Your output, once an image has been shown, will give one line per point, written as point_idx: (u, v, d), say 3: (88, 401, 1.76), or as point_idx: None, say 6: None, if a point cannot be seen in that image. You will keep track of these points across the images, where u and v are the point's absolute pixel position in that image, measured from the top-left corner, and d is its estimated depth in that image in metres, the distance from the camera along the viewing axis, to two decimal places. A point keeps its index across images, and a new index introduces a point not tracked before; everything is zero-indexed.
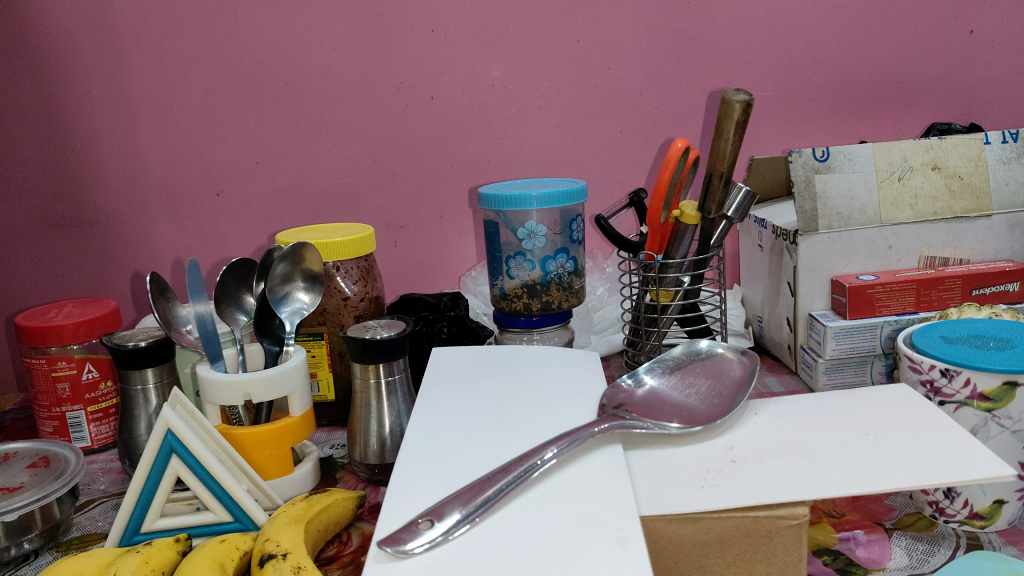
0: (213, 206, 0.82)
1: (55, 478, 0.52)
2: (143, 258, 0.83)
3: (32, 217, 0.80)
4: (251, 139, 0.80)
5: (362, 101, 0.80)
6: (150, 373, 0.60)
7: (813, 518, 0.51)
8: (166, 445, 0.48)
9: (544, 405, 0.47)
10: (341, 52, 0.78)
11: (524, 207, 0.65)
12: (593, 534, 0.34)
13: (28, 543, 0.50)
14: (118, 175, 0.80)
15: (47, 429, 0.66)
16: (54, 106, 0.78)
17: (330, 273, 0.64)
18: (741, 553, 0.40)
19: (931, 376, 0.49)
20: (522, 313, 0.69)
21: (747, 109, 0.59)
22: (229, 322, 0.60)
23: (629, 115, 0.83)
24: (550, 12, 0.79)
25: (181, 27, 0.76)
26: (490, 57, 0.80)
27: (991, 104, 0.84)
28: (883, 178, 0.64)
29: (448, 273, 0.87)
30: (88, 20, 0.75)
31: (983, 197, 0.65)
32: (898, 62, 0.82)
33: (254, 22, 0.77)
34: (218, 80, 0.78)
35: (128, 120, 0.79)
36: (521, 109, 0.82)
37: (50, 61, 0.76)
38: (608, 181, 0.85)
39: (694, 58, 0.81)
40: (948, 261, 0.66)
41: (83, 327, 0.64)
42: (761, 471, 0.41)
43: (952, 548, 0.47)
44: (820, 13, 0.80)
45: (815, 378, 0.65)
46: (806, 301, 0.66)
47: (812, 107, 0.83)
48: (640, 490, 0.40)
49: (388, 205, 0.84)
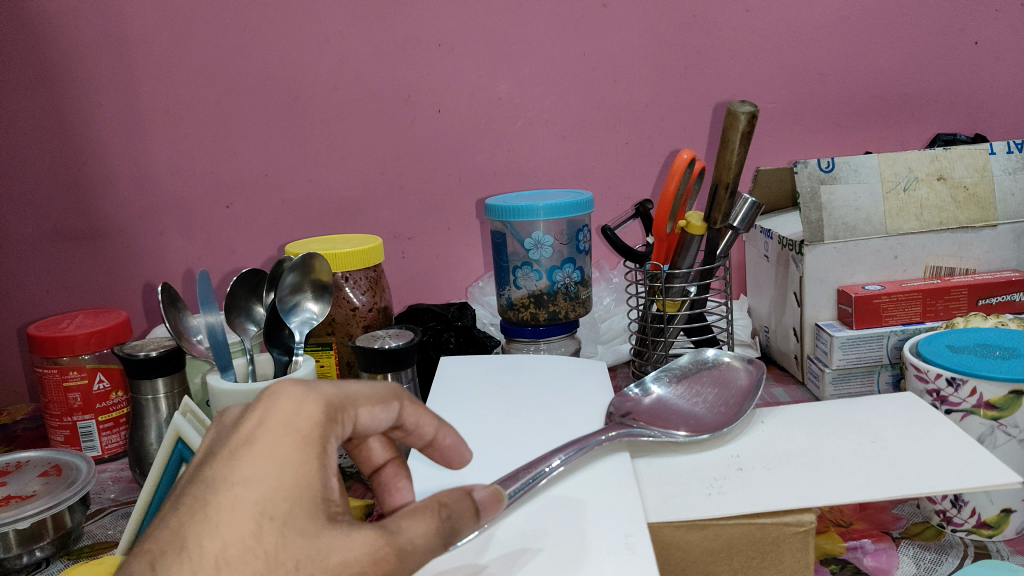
0: (223, 218, 0.83)
1: (67, 487, 0.52)
2: (154, 269, 0.84)
3: (44, 229, 0.82)
4: (261, 152, 0.81)
5: (370, 114, 0.81)
6: (161, 382, 0.61)
7: (820, 527, 0.51)
8: (176, 453, 0.48)
9: (549, 415, 0.48)
10: (351, 66, 0.80)
11: (531, 217, 0.65)
12: (598, 540, 0.34)
13: (39, 550, 0.51)
14: (128, 187, 0.81)
15: (59, 438, 0.66)
16: (66, 120, 0.79)
17: (339, 283, 0.65)
18: (747, 560, 0.40)
19: (937, 385, 0.49)
20: (528, 323, 0.69)
21: (752, 121, 0.60)
22: (238, 332, 0.60)
23: (635, 127, 0.83)
24: (557, 26, 0.80)
25: (192, 44, 0.77)
26: (498, 71, 0.81)
27: (996, 115, 0.84)
28: (889, 189, 0.64)
29: (455, 284, 0.88)
30: (101, 36, 0.77)
31: (989, 207, 0.65)
32: (903, 74, 0.82)
33: (265, 37, 0.78)
34: (229, 95, 0.79)
35: (140, 134, 0.80)
36: (528, 122, 0.83)
37: (63, 75, 0.77)
38: (613, 192, 0.86)
39: (699, 70, 0.82)
40: (955, 271, 0.66)
41: (95, 337, 0.65)
42: (767, 478, 0.41)
43: (960, 557, 0.47)
44: (824, 26, 0.81)
45: (822, 388, 0.65)
46: (813, 311, 0.66)
47: (817, 119, 0.84)
48: (647, 497, 0.41)
49: (396, 217, 0.85)
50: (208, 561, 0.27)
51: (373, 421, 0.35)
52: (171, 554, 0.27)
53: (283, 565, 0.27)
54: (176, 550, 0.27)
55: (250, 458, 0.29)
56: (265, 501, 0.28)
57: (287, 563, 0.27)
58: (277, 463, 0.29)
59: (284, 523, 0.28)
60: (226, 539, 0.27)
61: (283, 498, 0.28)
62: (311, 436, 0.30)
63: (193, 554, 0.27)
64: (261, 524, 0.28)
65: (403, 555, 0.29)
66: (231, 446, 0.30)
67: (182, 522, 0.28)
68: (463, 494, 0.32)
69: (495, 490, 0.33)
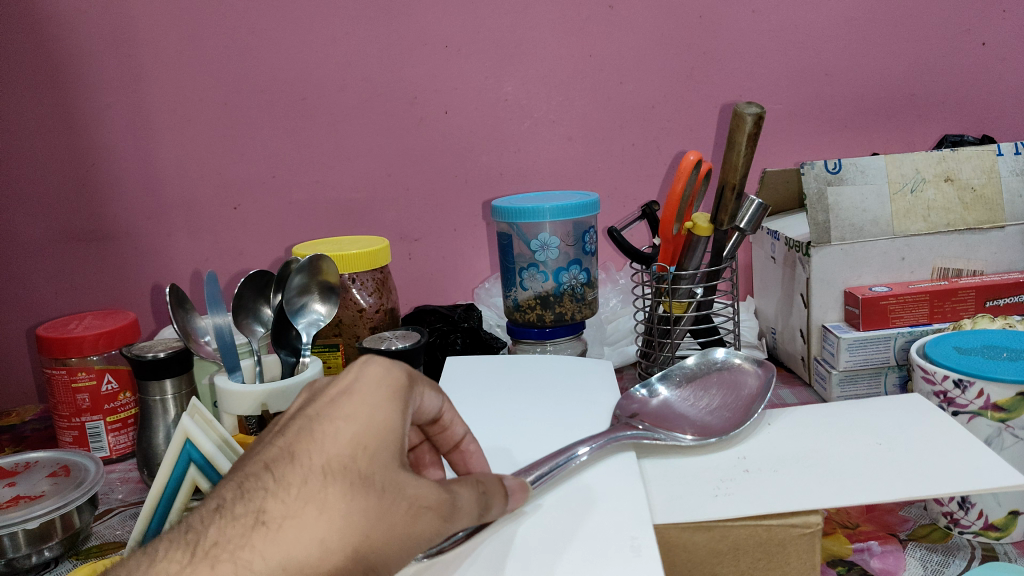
0: (230, 220, 0.84)
1: (75, 487, 0.53)
2: (162, 270, 0.85)
3: (53, 230, 0.82)
4: (268, 154, 0.82)
5: (377, 116, 0.82)
6: (168, 384, 0.61)
7: (827, 529, 0.51)
8: (183, 455, 0.48)
9: (555, 416, 0.48)
10: (358, 67, 0.80)
11: (536, 219, 0.65)
12: (605, 543, 0.34)
13: (48, 550, 0.51)
14: (137, 188, 0.82)
15: (67, 439, 0.67)
16: (75, 121, 0.79)
17: (346, 285, 0.65)
18: (754, 560, 0.39)
19: (945, 387, 0.49)
20: (534, 325, 0.70)
21: (759, 122, 0.60)
22: (246, 333, 0.61)
23: (640, 128, 0.83)
24: (563, 27, 0.80)
25: (200, 45, 0.78)
26: (504, 72, 0.81)
27: (1004, 116, 0.84)
28: (896, 190, 0.64)
29: (462, 285, 0.89)
30: (110, 38, 0.77)
31: (996, 208, 0.65)
32: (911, 75, 0.82)
33: (272, 39, 0.78)
34: (237, 96, 0.80)
35: (148, 135, 0.80)
36: (534, 123, 0.83)
37: (72, 77, 0.78)
38: (619, 194, 0.86)
39: (705, 71, 0.82)
40: (962, 273, 0.65)
41: (103, 338, 0.66)
42: (773, 479, 0.42)
43: (968, 559, 0.47)
44: (831, 27, 0.81)
45: (828, 390, 0.65)
46: (819, 312, 0.66)
47: (824, 120, 0.84)
48: (654, 499, 0.41)
49: (402, 218, 0.85)
50: (316, 470, 0.30)
51: (430, 408, 0.37)
52: (283, 461, 0.30)
53: (374, 487, 0.30)
54: (287, 459, 0.30)
55: (355, 396, 0.32)
56: (365, 431, 0.31)
57: (377, 486, 0.30)
58: (377, 405, 0.32)
59: (378, 451, 0.31)
60: (331, 454, 0.30)
61: (379, 432, 0.31)
62: (400, 391, 0.33)
63: (305, 462, 0.30)
64: (360, 449, 0.31)
65: (457, 507, 0.33)
66: (335, 388, 0.33)
67: (293, 439, 0.31)
68: (494, 479, 0.35)
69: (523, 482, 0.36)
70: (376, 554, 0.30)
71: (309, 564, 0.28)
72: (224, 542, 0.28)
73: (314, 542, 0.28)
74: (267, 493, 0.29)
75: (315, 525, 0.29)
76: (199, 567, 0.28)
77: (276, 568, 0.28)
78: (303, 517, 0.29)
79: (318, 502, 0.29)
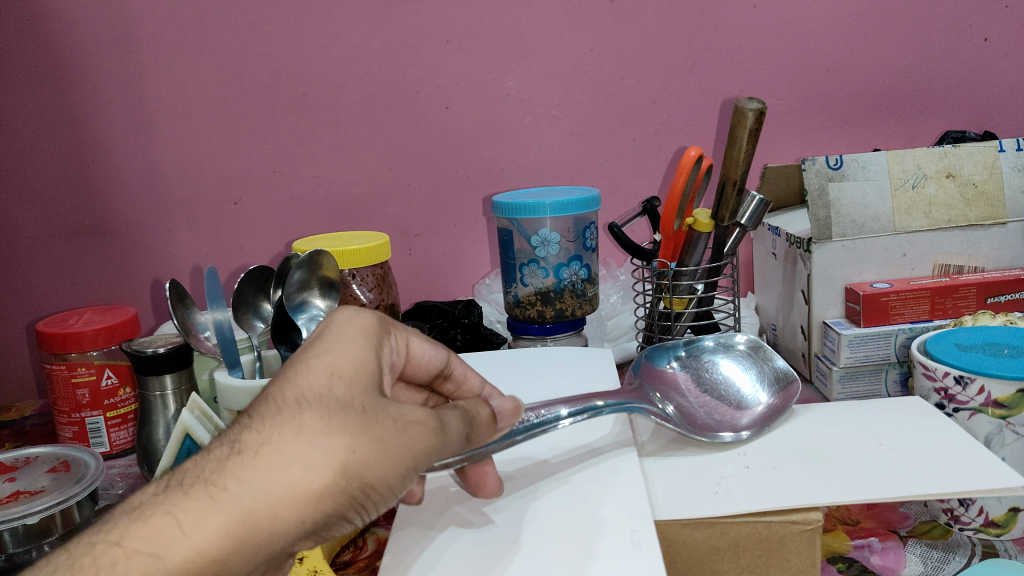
0: (230, 214, 0.83)
1: (75, 482, 0.53)
2: (162, 265, 0.85)
3: (53, 225, 0.82)
4: (268, 148, 0.82)
5: (377, 110, 0.81)
6: (168, 379, 0.61)
7: (827, 526, 0.51)
8: (183, 449, 0.49)
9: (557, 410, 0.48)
10: (358, 61, 0.80)
11: (537, 215, 0.65)
12: (606, 536, 0.34)
13: (48, 546, 0.51)
14: (137, 183, 0.82)
15: (67, 434, 0.67)
16: (75, 115, 0.79)
17: (347, 281, 0.65)
18: (755, 557, 0.39)
19: (945, 383, 0.49)
20: (535, 321, 0.70)
21: (760, 118, 0.59)
22: (246, 329, 0.61)
23: (642, 124, 0.83)
24: (564, 21, 0.79)
25: (200, 39, 0.78)
26: (505, 67, 0.81)
27: (1006, 112, 0.83)
28: (898, 186, 0.64)
29: (462, 281, 0.88)
30: (110, 32, 0.77)
31: (998, 204, 0.64)
32: (913, 70, 0.82)
33: (272, 33, 0.78)
34: (237, 91, 0.80)
35: (148, 129, 0.80)
36: (535, 118, 0.83)
37: (72, 71, 0.78)
38: (620, 189, 0.86)
39: (707, 66, 0.81)
40: (963, 269, 0.65)
41: (103, 333, 0.65)
42: (771, 476, 0.42)
43: (968, 556, 0.47)
44: (833, 22, 0.80)
45: (829, 387, 0.65)
46: (820, 309, 0.66)
47: (826, 115, 0.83)
48: (657, 497, 0.41)
49: (403, 213, 0.85)
50: (291, 400, 0.31)
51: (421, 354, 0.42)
52: (259, 402, 0.32)
53: (352, 408, 0.31)
54: (262, 401, 0.32)
55: (323, 344, 0.35)
56: (337, 367, 0.33)
57: (356, 407, 0.31)
58: (345, 347, 0.34)
59: (352, 382, 0.32)
60: (303, 387, 0.32)
61: (351, 367, 0.33)
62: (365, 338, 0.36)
63: (278, 397, 0.31)
64: (334, 379, 0.32)
65: (449, 425, 0.33)
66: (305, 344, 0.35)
67: (267, 387, 0.33)
68: (480, 402, 0.35)
69: (513, 403, 0.36)
70: (363, 471, 0.29)
71: (287, 480, 0.28)
72: (202, 473, 0.29)
73: (296, 462, 0.29)
74: (244, 427, 0.31)
75: (294, 444, 0.29)
76: (176, 495, 0.29)
77: (256, 488, 0.28)
78: (280, 440, 0.29)
79: (296, 422, 0.30)
